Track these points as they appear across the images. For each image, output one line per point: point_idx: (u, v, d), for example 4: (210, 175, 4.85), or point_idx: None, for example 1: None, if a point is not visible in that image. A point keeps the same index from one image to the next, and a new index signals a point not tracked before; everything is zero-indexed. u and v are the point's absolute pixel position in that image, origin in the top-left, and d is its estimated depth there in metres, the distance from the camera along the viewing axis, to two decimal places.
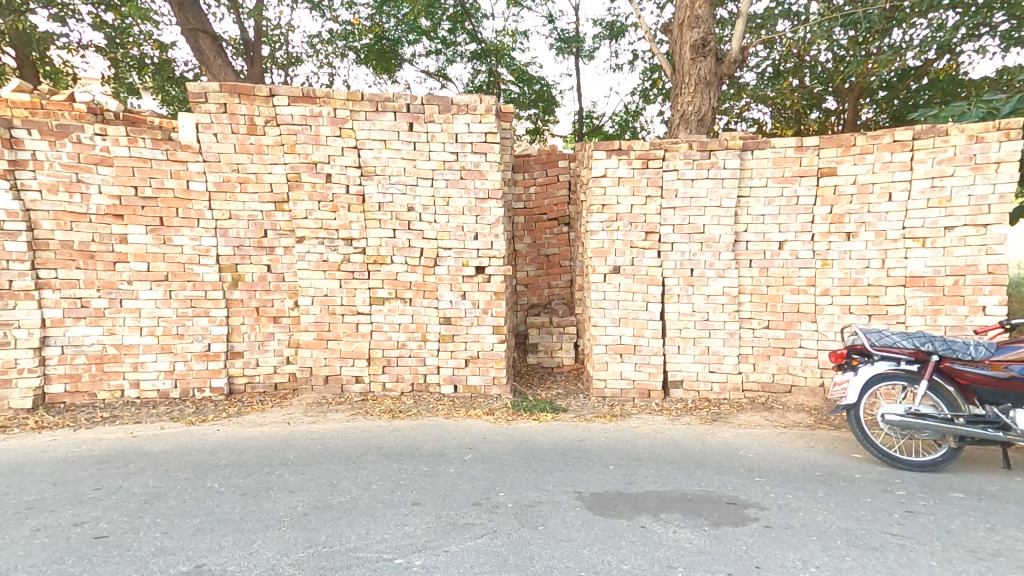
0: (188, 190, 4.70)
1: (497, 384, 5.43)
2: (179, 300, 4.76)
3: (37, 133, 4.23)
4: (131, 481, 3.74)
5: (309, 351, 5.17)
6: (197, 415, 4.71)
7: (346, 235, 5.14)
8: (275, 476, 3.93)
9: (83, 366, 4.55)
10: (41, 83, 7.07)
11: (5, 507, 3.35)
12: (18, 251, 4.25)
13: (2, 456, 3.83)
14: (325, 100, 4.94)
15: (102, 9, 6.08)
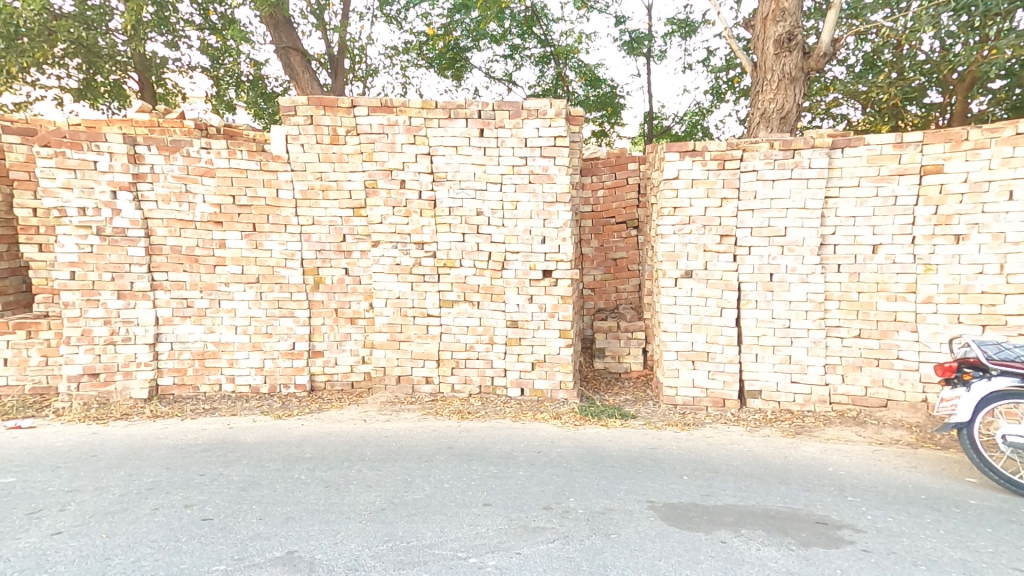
0: (278, 198, 5.00)
1: (565, 389, 5.39)
2: (268, 301, 5.06)
3: (155, 149, 4.64)
4: (230, 468, 4.03)
5: (383, 351, 5.34)
6: (283, 410, 4.99)
7: (418, 240, 5.31)
8: (354, 470, 4.11)
9: (188, 361, 4.92)
10: (157, 104, 7.80)
11: (130, 487, 3.71)
12: (138, 256, 4.67)
13: (122, 442, 4.25)
14: (402, 108, 5.11)
15: (207, 33, 6.61)
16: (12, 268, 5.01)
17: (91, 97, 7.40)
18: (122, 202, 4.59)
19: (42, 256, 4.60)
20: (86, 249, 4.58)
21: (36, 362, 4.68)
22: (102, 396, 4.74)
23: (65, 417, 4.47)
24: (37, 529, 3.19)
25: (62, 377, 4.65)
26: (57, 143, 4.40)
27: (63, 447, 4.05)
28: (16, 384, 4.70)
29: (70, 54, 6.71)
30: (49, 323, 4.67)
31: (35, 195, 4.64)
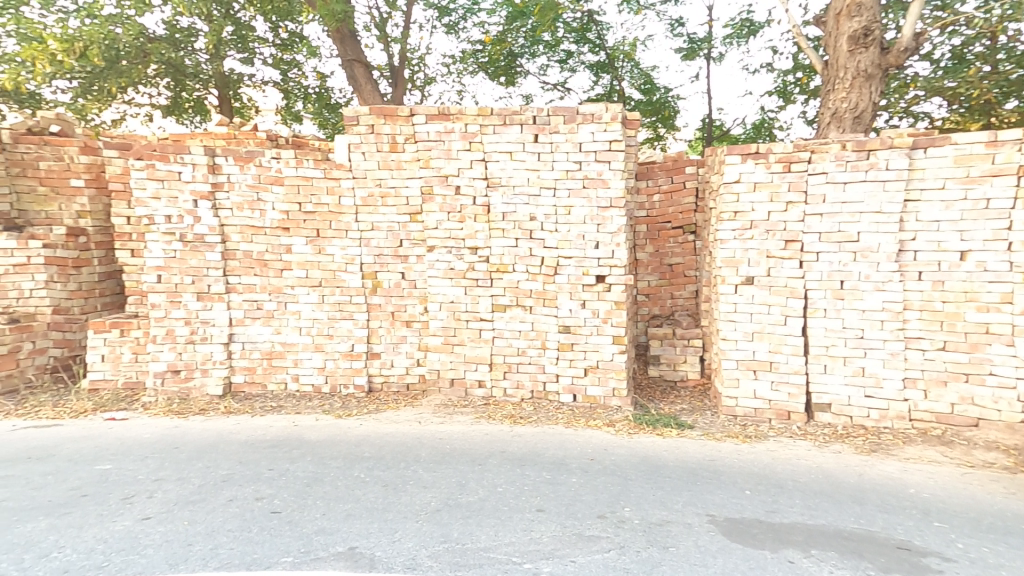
0: (341, 204, 5.20)
1: (618, 396, 5.30)
2: (330, 304, 5.25)
3: (232, 159, 4.90)
4: (296, 465, 4.21)
5: (437, 355, 5.41)
6: (344, 409, 5.16)
7: (472, 245, 5.40)
8: (410, 471, 4.20)
9: (258, 360, 5.14)
10: (234, 117, 8.19)
11: (207, 478, 3.93)
12: (215, 260, 4.93)
13: (201, 436, 4.50)
14: (459, 116, 5.21)
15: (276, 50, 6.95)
16: (109, 271, 5.46)
17: (178, 113, 7.91)
18: (202, 209, 4.87)
19: (134, 260, 4.94)
20: (171, 254, 4.87)
21: (128, 359, 5.01)
22: (183, 391, 5.02)
23: (153, 410, 4.78)
24: (130, 513, 3.44)
25: (149, 373, 4.96)
26: (148, 156, 4.73)
27: (150, 439, 4.35)
28: (110, 378, 5.07)
29: (161, 74, 7.27)
30: (140, 323, 5.01)
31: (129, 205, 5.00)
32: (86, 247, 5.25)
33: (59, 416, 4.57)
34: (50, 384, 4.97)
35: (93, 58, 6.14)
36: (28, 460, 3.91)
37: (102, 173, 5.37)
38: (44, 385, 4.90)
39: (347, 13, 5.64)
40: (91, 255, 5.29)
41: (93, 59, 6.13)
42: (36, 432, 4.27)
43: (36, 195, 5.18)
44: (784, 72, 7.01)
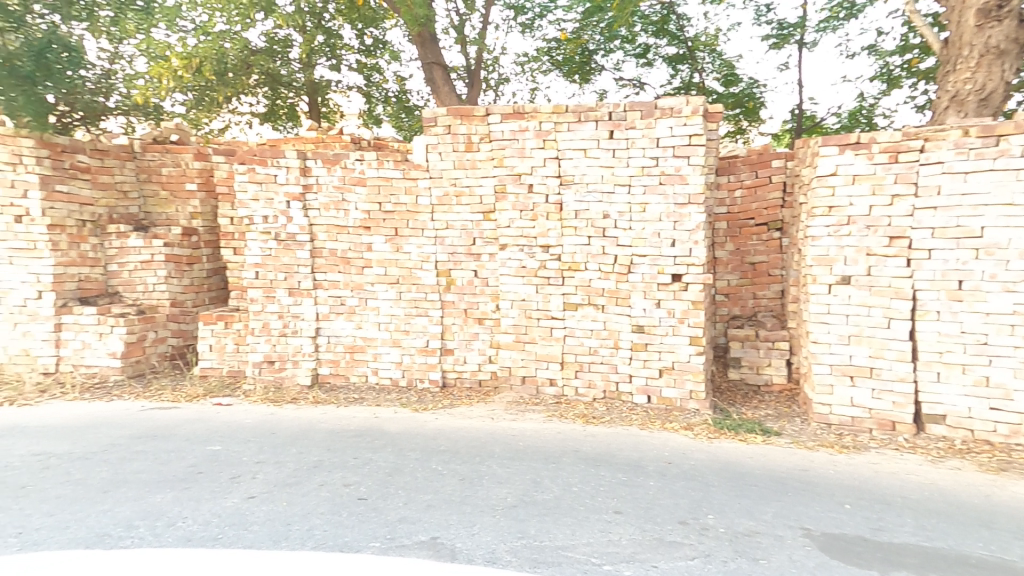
0: (418, 204, 5.35)
1: (696, 398, 5.12)
2: (407, 301, 5.42)
3: (321, 162, 5.17)
4: (378, 455, 4.37)
5: (509, 352, 5.46)
6: (420, 403, 5.31)
7: (544, 243, 5.39)
8: (485, 466, 4.24)
9: (341, 353, 5.38)
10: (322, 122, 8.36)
11: (301, 463, 4.16)
12: (304, 258, 5.22)
13: (293, 424, 4.78)
14: (533, 114, 5.22)
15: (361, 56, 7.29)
16: (216, 267, 5.79)
17: (273, 120, 8.24)
18: (294, 210, 5.16)
19: (235, 258, 5.28)
20: (267, 252, 5.19)
21: (231, 349, 5.33)
22: (276, 381, 5.34)
23: (253, 397, 5.12)
24: (237, 491, 3.70)
25: (248, 363, 5.29)
26: (249, 160, 5.06)
27: (251, 424, 4.67)
28: (217, 366, 5.42)
29: (259, 83, 7.59)
30: (242, 316, 5.32)
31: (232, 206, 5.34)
32: (197, 245, 5.51)
33: (175, 400, 4.97)
34: (170, 370, 5.35)
35: (206, 73, 6.19)
36: (151, 438, 4.33)
37: (211, 177, 5.61)
38: (164, 370, 5.28)
39: (428, 17, 5.76)
40: (201, 253, 5.53)
41: (207, 75, 6.26)
42: (161, 413, 4.71)
43: (158, 198, 5.53)
44: (890, 55, 6.55)
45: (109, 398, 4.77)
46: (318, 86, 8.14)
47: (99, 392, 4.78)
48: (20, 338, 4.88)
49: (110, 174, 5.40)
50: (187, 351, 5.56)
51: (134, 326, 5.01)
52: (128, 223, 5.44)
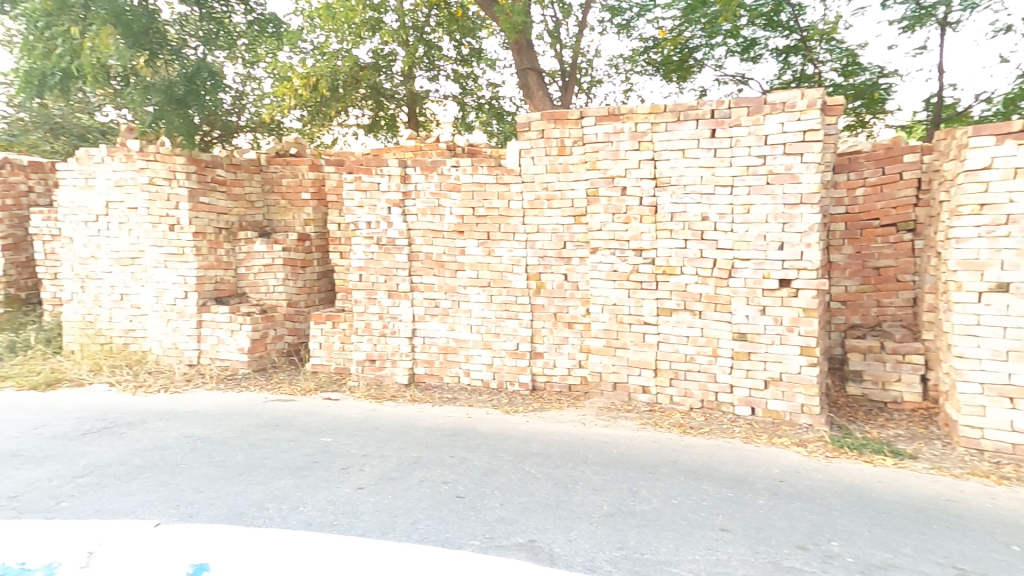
0: (510, 208, 5.43)
1: (808, 413, 4.74)
2: (497, 304, 5.49)
3: (419, 169, 5.38)
4: (473, 454, 4.45)
5: (599, 357, 5.38)
6: (511, 405, 5.37)
7: (637, 246, 5.26)
8: (579, 472, 4.19)
9: (436, 354, 5.54)
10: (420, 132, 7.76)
11: (402, 458, 4.33)
12: (402, 262, 5.46)
13: (395, 419, 5.02)
14: (629, 115, 5.11)
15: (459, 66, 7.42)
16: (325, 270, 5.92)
17: (376, 130, 7.69)
18: (395, 216, 5.41)
19: (342, 261, 5.50)
20: (370, 256, 5.46)
21: (337, 347, 5.61)
22: (377, 379, 5.58)
23: (357, 393, 5.40)
24: (348, 481, 3.92)
25: (352, 360, 5.56)
26: (356, 169, 5.37)
27: (358, 419, 4.95)
28: (326, 363, 5.69)
29: (364, 99, 7.29)
30: (346, 316, 5.56)
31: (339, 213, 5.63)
32: (310, 250, 5.66)
33: (291, 393, 5.34)
34: (287, 364, 5.69)
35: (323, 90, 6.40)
36: (274, 427, 4.72)
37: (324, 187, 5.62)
38: (282, 365, 5.65)
39: (527, 24, 5.81)
40: (312, 258, 5.64)
41: (323, 92, 6.44)
42: (280, 404, 5.12)
43: (279, 207, 5.68)
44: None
45: (239, 388, 5.24)
46: (419, 95, 7.68)
47: (231, 383, 5.23)
48: (169, 333, 5.40)
49: (242, 186, 5.61)
50: (301, 347, 5.83)
51: (259, 325, 5.35)
52: (253, 229, 5.66)
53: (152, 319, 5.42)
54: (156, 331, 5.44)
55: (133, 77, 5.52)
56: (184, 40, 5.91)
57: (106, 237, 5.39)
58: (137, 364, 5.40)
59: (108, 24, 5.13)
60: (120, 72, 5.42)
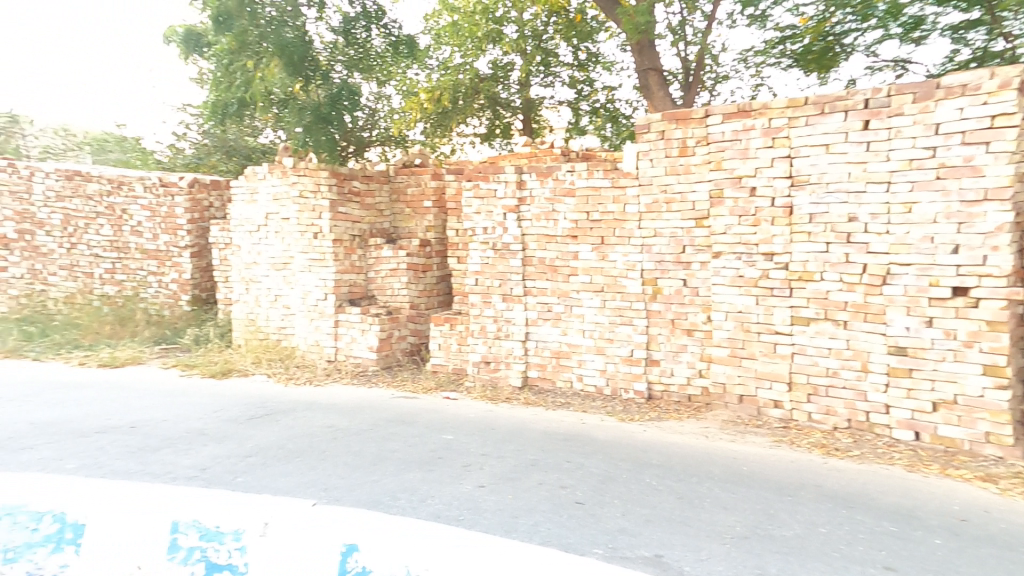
0: (625, 212, 5.33)
1: (995, 443, 4.10)
2: (611, 309, 5.43)
3: (535, 175, 5.49)
4: (590, 460, 4.39)
5: (722, 367, 5.08)
6: (626, 413, 5.25)
7: (767, 250, 4.87)
8: (705, 488, 3.95)
9: (549, 358, 5.60)
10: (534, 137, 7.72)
11: (519, 459, 4.40)
12: (516, 266, 5.58)
13: (512, 421, 5.13)
14: (762, 110, 4.78)
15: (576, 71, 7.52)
16: (443, 274, 6.27)
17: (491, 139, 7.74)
18: (510, 221, 5.55)
19: (459, 266, 5.73)
20: (486, 261, 5.65)
21: (454, 348, 5.86)
22: (492, 380, 5.75)
23: (475, 393, 5.60)
24: (469, 479, 4.05)
25: (469, 361, 5.78)
26: (474, 177, 5.58)
27: (477, 418, 5.13)
28: (444, 363, 5.94)
29: (482, 108, 7.48)
30: (464, 318, 5.80)
31: (457, 220, 5.87)
32: (430, 254, 6.02)
33: (415, 391, 5.68)
34: (410, 363, 6.08)
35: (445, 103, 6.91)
36: (402, 422, 5.03)
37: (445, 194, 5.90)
38: (406, 364, 6.04)
39: (649, 22, 5.64)
40: (432, 261, 6.00)
41: (445, 104, 6.88)
42: (406, 401, 5.46)
43: (404, 215, 6.09)
44: None
45: (370, 384, 5.69)
46: (533, 102, 7.83)
47: (364, 378, 5.71)
48: (313, 331, 6.00)
49: (373, 196, 6.14)
50: (421, 347, 6.22)
51: (386, 326, 5.78)
52: (381, 236, 6.17)
53: (299, 318, 6.04)
54: (302, 329, 6.06)
55: (290, 101, 6.07)
56: (331, 65, 6.30)
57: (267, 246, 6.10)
58: (288, 358, 6.04)
59: (275, 57, 5.74)
60: (281, 99, 6.01)
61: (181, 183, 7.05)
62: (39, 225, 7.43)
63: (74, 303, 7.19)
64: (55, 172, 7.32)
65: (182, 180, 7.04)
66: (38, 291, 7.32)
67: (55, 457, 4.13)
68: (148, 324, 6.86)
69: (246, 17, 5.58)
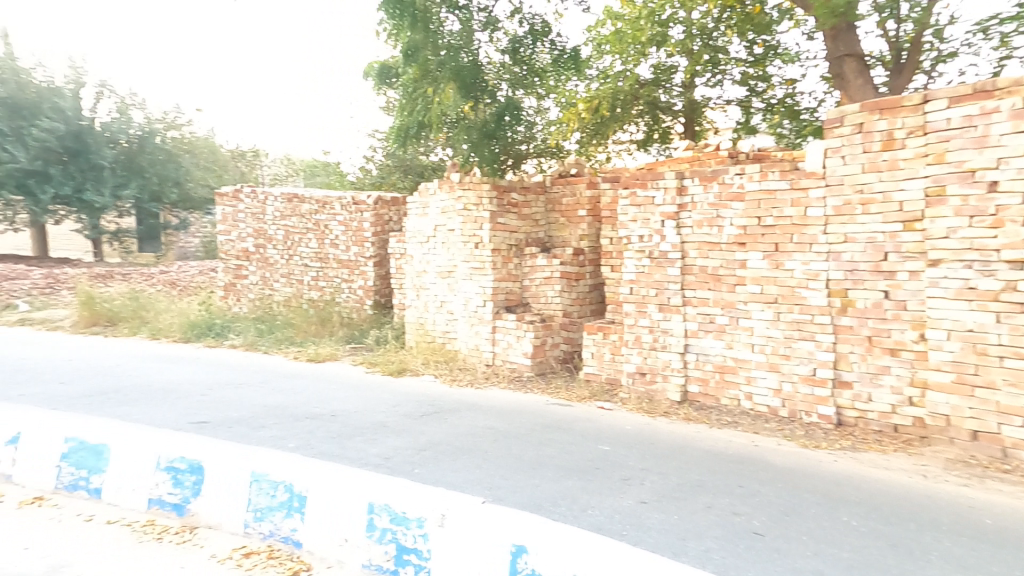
0: (806, 215, 4.80)
1: None
2: (787, 323, 4.92)
3: (698, 180, 5.22)
4: (766, 488, 3.97)
5: (942, 395, 4.28)
6: (811, 439, 4.68)
7: (1014, 257, 3.93)
8: (924, 538, 3.31)
9: (711, 372, 5.27)
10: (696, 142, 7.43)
11: (683, 478, 4.15)
12: (675, 275, 5.35)
13: (674, 437, 4.88)
14: (1011, 89, 3.92)
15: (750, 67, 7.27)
16: (596, 283, 6.27)
17: (649, 144, 7.58)
18: (669, 229, 5.35)
19: (613, 274, 5.69)
20: (641, 269, 5.51)
21: (607, 357, 5.79)
22: (647, 393, 5.57)
23: (630, 405, 5.47)
24: (629, 493, 3.94)
25: (623, 372, 5.67)
26: (631, 185, 5.50)
27: (634, 431, 4.98)
28: (596, 372, 5.93)
29: (640, 113, 7.31)
30: (617, 328, 5.70)
31: (612, 228, 5.80)
32: (582, 263, 6.11)
33: (568, 399, 5.74)
34: (563, 371, 6.19)
35: (602, 111, 6.86)
36: (557, 429, 5.09)
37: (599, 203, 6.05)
38: (560, 371, 6.15)
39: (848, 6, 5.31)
40: (584, 270, 6.06)
41: (604, 112, 6.90)
42: (560, 409, 5.51)
43: (560, 225, 6.29)
44: None
45: (525, 389, 5.88)
46: (695, 103, 7.44)
47: (519, 383, 5.94)
48: (472, 336, 6.39)
49: (529, 207, 6.34)
50: (573, 356, 6.29)
51: (541, 333, 5.95)
52: (536, 245, 6.36)
53: (461, 323, 6.47)
54: (463, 334, 6.48)
55: (459, 122, 6.41)
56: (497, 84, 6.49)
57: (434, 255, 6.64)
58: (452, 361, 6.48)
59: (451, 81, 6.11)
60: (453, 120, 6.37)
61: (369, 201, 7.96)
62: (269, 240, 8.89)
63: (291, 305, 8.42)
64: (279, 195, 8.72)
65: (369, 199, 7.96)
66: (266, 295, 8.85)
67: (274, 435, 4.92)
68: (342, 325, 7.80)
69: (429, 47, 6.08)
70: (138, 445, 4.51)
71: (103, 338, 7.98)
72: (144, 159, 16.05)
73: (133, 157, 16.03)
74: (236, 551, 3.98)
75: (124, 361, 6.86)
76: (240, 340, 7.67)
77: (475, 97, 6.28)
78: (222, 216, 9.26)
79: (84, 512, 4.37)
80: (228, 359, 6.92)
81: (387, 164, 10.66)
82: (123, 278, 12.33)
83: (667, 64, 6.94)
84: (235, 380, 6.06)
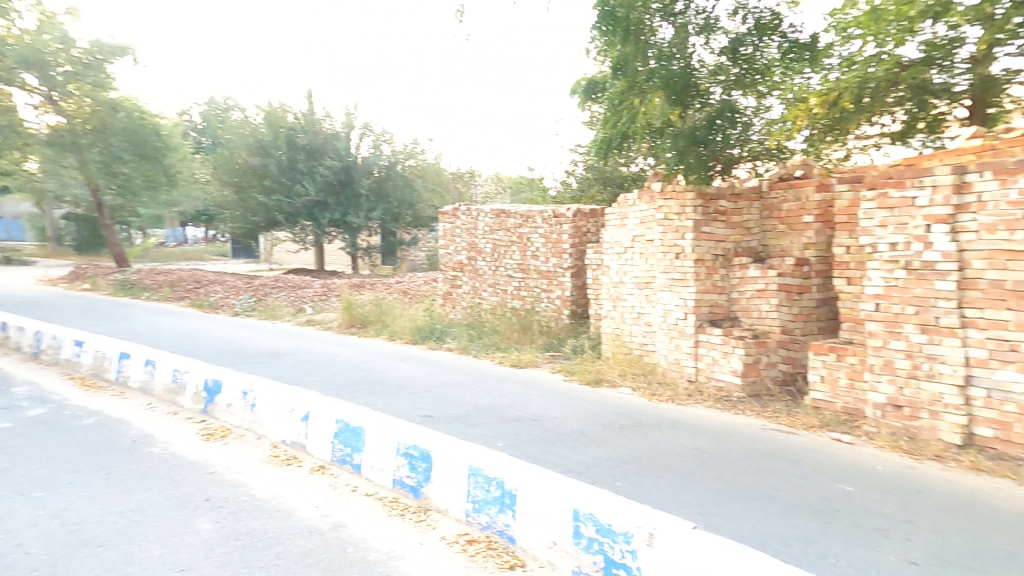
0: None
1: None
2: None
3: (989, 175, 4.37)
4: None
5: None
6: None
7: None
8: None
9: (1015, 416, 4.23)
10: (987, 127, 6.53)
11: (974, 541, 3.39)
12: (949, 290, 4.54)
13: (963, 489, 4.01)
14: None
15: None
16: (826, 298, 5.87)
17: (912, 136, 6.97)
18: (937, 235, 4.60)
19: (855, 288, 5.21)
20: (892, 282, 4.88)
21: (844, 383, 5.26)
22: (907, 430, 4.77)
23: (880, 442, 4.77)
24: (891, 547, 3.35)
25: (869, 403, 5.02)
26: (881, 185, 4.94)
27: (894, 473, 4.26)
28: (828, 400, 5.41)
29: (904, 100, 6.60)
30: (857, 350, 5.20)
31: (849, 235, 5.45)
32: (807, 274, 5.86)
33: (791, 425, 5.32)
34: (783, 394, 5.84)
35: (845, 103, 6.22)
36: (782, 459, 4.64)
37: (831, 207, 5.78)
38: (779, 395, 5.82)
39: None
40: (809, 283, 5.79)
41: (847, 104, 6.20)
42: (786, 436, 5.05)
43: (778, 232, 6.18)
44: None
45: (739, 412, 5.61)
46: (989, 80, 6.39)
47: (730, 404, 5.73)
48: (673, 349, 6.48)
49: (742, 214, 6.39)
50: (795, 378, 5.91)
51: (754, 350, 5.85)
52: (748, 255, 6.38)
53: (660, 336, 6.62)
54: (663, 347, 6.59)
55: (668, 129, 6.74)
56: (711, 87, 6.71)
57: (631, 266, 7.05)
58: (650, 373, 6.55)
59: (658, 91, 6.54)
60: (658, 128, 6.78)
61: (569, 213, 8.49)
62: (478, 253, 9.83)
63: (497, 314, 9.17)
64: (490, 212, 9.60)
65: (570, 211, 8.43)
66: (478, 304, 9.76)
67: (484, 434, 5.48)
68: (541, 333, 8.27)
69: (638, 58, 6.51)
70: (385, 430, 5.35)
71: (359, 338, 9.32)
72: (390, 186, 19.50)
73: (382, 184, 19.54)
74: (461, 537, 4.47)
75: (371, 358, 8.19)
76: (456, 342, 8.58)
77: (683, 102, 6.57)
78: (443, 232, 10.52)
79: (349, 483, 5.33)
80: (450, 360, 7.85)
81: (591, 177, 11.23)
82: (370, 287, 14.91)
83: (945, 37, 6.01)
84: (452, 380, 6.99)
